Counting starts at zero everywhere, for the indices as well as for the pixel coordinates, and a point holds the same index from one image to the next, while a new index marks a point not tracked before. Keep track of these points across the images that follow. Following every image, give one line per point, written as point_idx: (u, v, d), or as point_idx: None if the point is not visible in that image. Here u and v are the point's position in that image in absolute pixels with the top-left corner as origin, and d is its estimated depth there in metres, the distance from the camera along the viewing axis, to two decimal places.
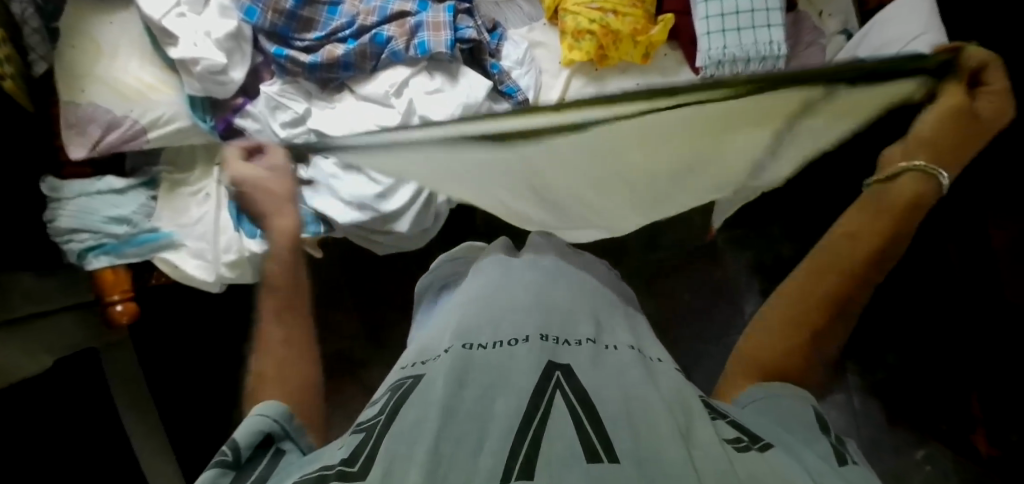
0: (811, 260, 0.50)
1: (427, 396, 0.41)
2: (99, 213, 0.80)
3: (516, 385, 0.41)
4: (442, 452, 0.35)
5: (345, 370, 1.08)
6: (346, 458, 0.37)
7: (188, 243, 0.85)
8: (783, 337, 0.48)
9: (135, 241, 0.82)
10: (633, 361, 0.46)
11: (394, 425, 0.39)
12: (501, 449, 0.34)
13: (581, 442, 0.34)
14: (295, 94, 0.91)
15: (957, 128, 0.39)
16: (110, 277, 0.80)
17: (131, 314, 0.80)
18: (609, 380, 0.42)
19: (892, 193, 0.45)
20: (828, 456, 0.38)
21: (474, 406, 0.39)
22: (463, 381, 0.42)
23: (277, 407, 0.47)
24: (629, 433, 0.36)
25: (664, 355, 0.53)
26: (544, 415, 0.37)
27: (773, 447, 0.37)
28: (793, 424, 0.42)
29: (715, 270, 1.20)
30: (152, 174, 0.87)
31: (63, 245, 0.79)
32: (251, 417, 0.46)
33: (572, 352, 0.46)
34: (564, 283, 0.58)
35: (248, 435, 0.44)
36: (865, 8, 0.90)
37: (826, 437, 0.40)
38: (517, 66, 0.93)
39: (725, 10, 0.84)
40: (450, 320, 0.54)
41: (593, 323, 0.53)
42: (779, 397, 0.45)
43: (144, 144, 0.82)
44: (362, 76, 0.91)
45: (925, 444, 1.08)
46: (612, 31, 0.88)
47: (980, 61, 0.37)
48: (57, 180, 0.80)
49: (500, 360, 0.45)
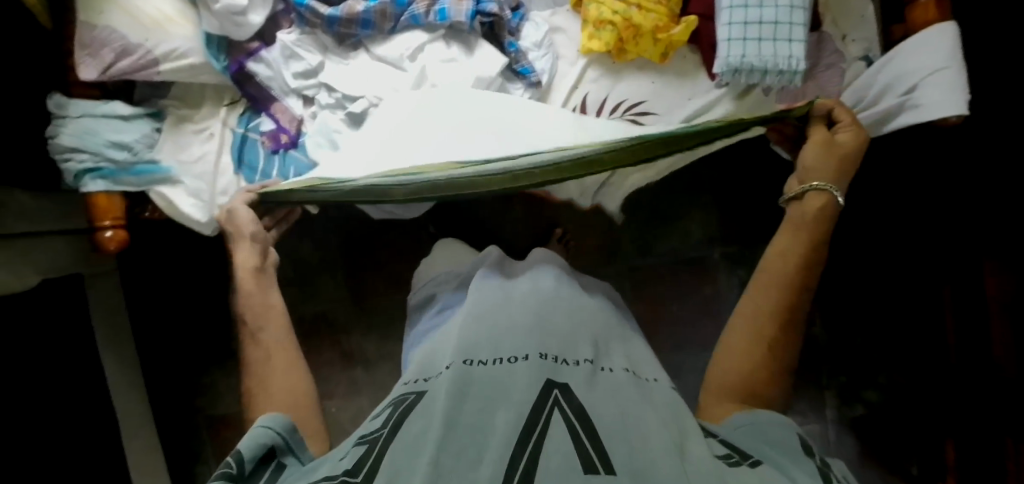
0: (752, 285, 0.60)
1: (432, 410, 0.49)
2: (102, 137, 0.80)
3: (516, 399, 0.48)
4: (444, 461, 0.42)
5: (327, 330, 1.14)
6: (350, 468, 0.46)
7: (185, 181, 0.85)
8: (745, 356, 0.57)
9: (132, 170, 0.82)
10: (626, 381, 0.53)
11: (399, 436, 0.47)
12: (499, 460, 0.41)
13: (577, 455, 0.41)
14: (311, 46, 0.82)
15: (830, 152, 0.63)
16: (104, 201, 0.81)
17: (120, 241, 0.82)
18: (604, 397, 0.49)
19: (807, 205, 0.62)
20: (815, 475, 0.45)
21: (474, 420, 0.47)
22: (465, 394, 0.49)
23: (281, 420, 0.54)
24: (621, 448, 0.43)
25: (660, 374, 0.60)
26: (542, 429, 0.45)
27: (763, 464, 0.45)
28: (783, 442, 0.50)
29: (704, 283, 1.11)
30: (159, 107, 0.86)
31: (62, 164, 0.79)
32: (255, 428, 0.53)
33: (570, 372, 0.53)
34: (564, 304, 0.66)
35: (252, 449, 0.51)
36: (891, 38, 0.81)
37: (812, 460, 0.47)
38: (535, 49, 0.82)
39: (749, 17, 0.74)
40: (453, 337, 0.61)
41: (592, 345, 0.59)
42: (765, 424, 0.51)
43: (155, 75, 0.80)
44: (379, 37, 0.81)
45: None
46: (634, 25, 0.77)
47: (827, 108, 0.66)
48: (65, 98, 0.79)
49: (502, 377, 0.52)
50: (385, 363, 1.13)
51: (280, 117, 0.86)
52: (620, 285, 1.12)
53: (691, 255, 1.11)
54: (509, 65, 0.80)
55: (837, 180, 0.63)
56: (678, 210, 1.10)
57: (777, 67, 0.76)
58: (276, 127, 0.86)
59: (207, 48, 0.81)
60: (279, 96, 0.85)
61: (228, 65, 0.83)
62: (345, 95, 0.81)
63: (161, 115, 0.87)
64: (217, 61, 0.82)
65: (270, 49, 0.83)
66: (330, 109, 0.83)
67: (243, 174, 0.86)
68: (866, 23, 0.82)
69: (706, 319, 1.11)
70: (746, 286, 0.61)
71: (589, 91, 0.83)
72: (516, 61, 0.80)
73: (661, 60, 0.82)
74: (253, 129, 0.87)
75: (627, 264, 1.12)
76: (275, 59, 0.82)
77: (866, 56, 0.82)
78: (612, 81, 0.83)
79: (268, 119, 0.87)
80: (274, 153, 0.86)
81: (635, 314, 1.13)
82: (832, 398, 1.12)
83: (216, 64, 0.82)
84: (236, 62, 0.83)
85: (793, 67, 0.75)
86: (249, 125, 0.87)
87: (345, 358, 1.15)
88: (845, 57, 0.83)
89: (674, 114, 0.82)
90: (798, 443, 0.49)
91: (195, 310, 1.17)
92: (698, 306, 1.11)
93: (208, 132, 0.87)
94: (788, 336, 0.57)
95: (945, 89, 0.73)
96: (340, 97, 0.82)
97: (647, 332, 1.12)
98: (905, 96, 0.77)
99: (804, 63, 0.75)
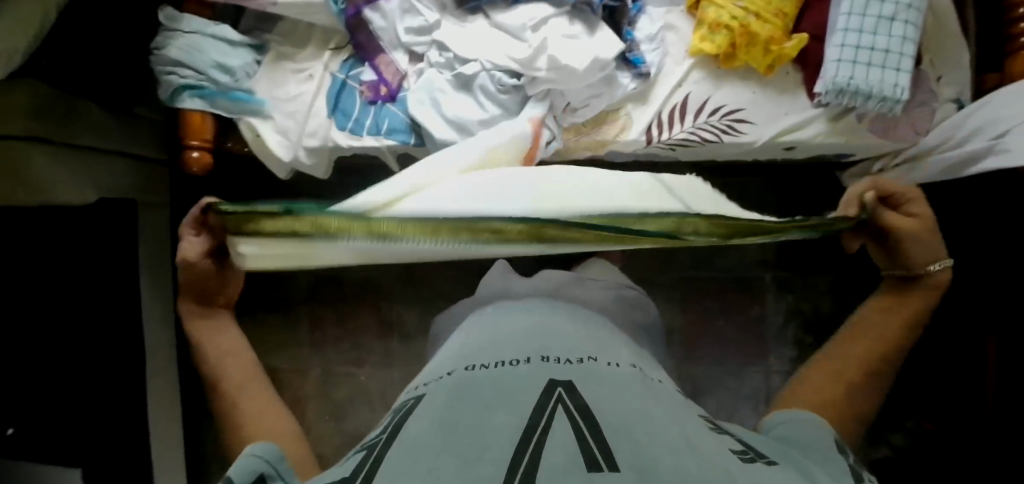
0: (840, 335, 0.54)
1: (425, 416, 0.42)
2: (208, 57, 0.79)
3: (518, 403, 0.42)
4: (435, 465, 0.34)
5: (370, 297, 1.13)
6: (346, 477, 0.37)
7: (276, 118, 0.84)
8: (830, 387, 0.49)
9: (229, 96, 0.82)
10: (632, 379, 0.47)
11: (393, 440, 0.40)
12: (500, 458, 0.34)
13: (582, 453, 0.34)
14: (430, 3, 0.83)
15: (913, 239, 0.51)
16: (196, 120, 0.81)
17: (201, 164, 0.83)
18: (610, 393, 0.43)
19: (911, 286, 0.52)
20: (845, 475, 0.38)
21: (471, 423, 0.40)
22: (464, 400, 0.43)
23: (271, 448, 0.41)
24: (630, 444, 0.36)
25: (664, 375, 0.55)
26: (544, 425, 0.38)
27: (783, 463, 0.38)
28: (814, 445, 0.42)
29: (751, 306, 1.13)
30: (262, 40, 0.86)
31: (163, 76, 0.78)
32: (243, 456, 0.39)
33: (571, 371, 0.47)
34: (569, 315, 0.61)
35: (243, 473, 0.37)
36: (982, 86, 0.86)
37: (844, 458, 0.40)
38: (648, 41, 0.84)
39: (862, 42, 0.78)
40: (453, 353, 0.56)
41: (597, 343, 0.54)
42: (797, 422, 0.46)
43: (269, 6, 0.79)
44: (501, 4, 0.82)
45: None
46: (750, 33, 0.80)
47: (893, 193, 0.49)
48: (177, 12, 0.78)
49: (498, 379, 0.46)
50: (422, 338, 1.12)
51: (383, 69, 0.85)
52: (669, 295, 1.15)
53: (743, 274, 1.13)
54: (623, 52, 0.82)
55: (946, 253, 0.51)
56: None
57: (880, 93, 0.79)
58: (375, 79, 0.85)
59: None
60: (386, 49, 0.85)
61: (345, 9, 0.82)
62: (457, 55, 0.81)
63: (263, 49, 0.86)
64: (335, 3, 0.81)
65: None
66: (438, 68, 0.83)
67: (335, 120, 0.85)
68: (959, 68, 0.86)
69: (746, 339, 1.13)
70: (832, 337, 0.55)
71: (692, 91, 0.85)
72: (630, 49, 0.82)
73: (766, 72, 0.84)
74: (353, 77, 0.87)
75: (679, 273, 1.14)
76: (393, 10, 0.83)
77: (958, 100, 0.86)
78: (714, 84, 0.85)
79: (369, 69, 0.86)
80: (371, 104, 0.86)
81: (679, 323, 1.14)
82: None
83: (335, 6, 0.81)
84: (355, 7, 0.83)
85: (897, 96, 0.79)
86: (350, 73, 0.87)
87: (382, 326, 1.13)
88: (937, 98, 0.87)
89: (768, 126, 0.84)
90: (830, 438, 0.43)
91: None
92: (740, 325, 1.13)
93: (307, 73, 0.86)
94: (870, 383, 0.50)
95: None
96: (450, 57, 0.82)
97: (687, 344, 1.14)
98: (994, 140, 0.78)
99: (908, 93, 0.79)
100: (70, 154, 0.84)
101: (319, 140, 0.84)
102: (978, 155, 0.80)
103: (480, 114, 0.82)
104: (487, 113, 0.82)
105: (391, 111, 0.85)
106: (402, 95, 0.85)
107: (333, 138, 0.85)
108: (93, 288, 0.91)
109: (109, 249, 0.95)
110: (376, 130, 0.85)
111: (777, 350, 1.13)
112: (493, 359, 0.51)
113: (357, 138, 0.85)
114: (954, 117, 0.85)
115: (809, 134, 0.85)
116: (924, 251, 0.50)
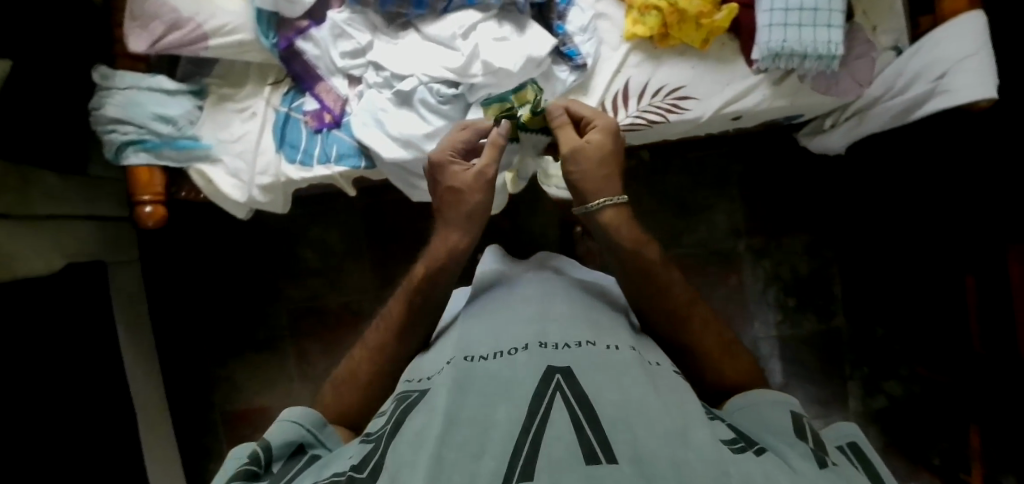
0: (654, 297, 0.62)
1: (433, 406, 0.46)
2: (147, 109, 0.80)
3: (518, 393, 0.45)
4: (445, 456, 0.39)
5: (355, 321, 1.15)
6: (355, 466, 0.43)
7: (224, 160, 0.83)
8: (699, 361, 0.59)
9: (175, 144, 0.81)
10: (630, 363, 0.50)
11: (401, 433, 0.44)
12: (502, 453, 0.39)
13: (581, 442, 0.39)
14: (360, 25, 0.83)
15: (607, 148, 0.68)
16: (144, 174, 0.81)
17: (158, 218, 0.82)
18: (607, 380, 0.46)
19: (609, 225, 0.65)
20: (811, 457, 0.42)
21: (476, 414, 0.43)
22: (466, 391, 0.46)
23: (312, 415, 0.53)
24: (626, 433, 0.40)
25: (662, 358, 0.56)
26: (544, 416, 0.42)
27: (768, 450, 0.43)
28: (781, 427, 0.48)
29: (729, 277, 1.18)
30: (201, 85, 0.86)
31: (105, 136, 0.78)
32: (283, 420, 0.51)
33: (571, 356, 0.50)
34: (565, 297, 0.63)
35: (282, 444, 0.48)
36: (918, 30, 0.87)
37: (805, 443, 0.45)
38: (581, 33, 0.84)
39: (790, 4, 0.78)
40: (453, 341, 0.59)
41: (593, 329, 0.56)
42: (772, 404, 0.51)
43: (202, 51, 0.80)
44: (431, 17, 0.83)
45: (915, 476, 1.14)
46: (679, 10, 0.80)
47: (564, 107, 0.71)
48: (109, 69, 0.79)
49: (499, 368, 0.50)
50: None
51: (324, 97, 0.86)
52: None
53: (718, 246, 1.18)
54: (557, 46, 0.83)
55: (613, 186, 0.66)
56: (706, 203, 1.17)
57: (816, 51, 0.79)
58: (318, 107, 0.86)
59: (258, 25, 0.80)
60: (324, 76, 0.86)
61: (277, 42, 0.83)
62: (393, 73, 0.82)
63: (203, 93, 0.86)
64: (266, 38, 0.82)
65: (319, 27, 0.84)
66: (377, 88, 0.83)
67: (283, 154, 0.85)
68: (894, 16, 0.87)
69: (731, 310, 1.18)
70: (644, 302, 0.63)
71: (631, 75, 0.86)
72: (563, 43, 0.83)
73: (703, 46, 0.84)
74: (296, 109, 0.86)
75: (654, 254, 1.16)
76: (324, 38, 0.83)
77: (896, 47, 0.87)
78: (653, 66, 0.86)
79: (311, 98, 0.86)
80: (317, 133, 0.86)
81: None
82: (855, 388, 1.18)
83: (266, 41, 0.81)
84: (286, 38, 0.83)
85: (831, 52, 0.79)
86: (293, 104, 0.87)
87: None
88: (876, 47, 0.87)
89: (713, 100, 0.85)
90: (794, 421, 0.48)
91: (222, 299, 1.16)
92: (724, 297, 1.18)
93: (249, 111, 0.86)
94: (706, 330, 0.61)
95: (976, 74, 0.76)
96: (388, 76, 0.82)
97: None
98: (935, 82, 0.81)
99: (842, 48, 0.79)
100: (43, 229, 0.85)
101: (271, 176, 0.84)
102: (921, 100, 0.83)
103: (424, 128, 0.82)
104: (432, 125, 0.82)
105: (338, 137, 0.85)
106: (347, 120, 0.86)
107: (285, 172, 0.84)
108: (92, 356, 0.93)
109: (99, 313, 0.96)
110: (325, 157, 0.85)
111: (761, 314, 1.18)
112: (493, 350, 0.53)
113: (307, 169, 0.85)
114: (895, 61, 0.86)
115: (754, 101, 0.85)
116: (607, 187, 0.66)
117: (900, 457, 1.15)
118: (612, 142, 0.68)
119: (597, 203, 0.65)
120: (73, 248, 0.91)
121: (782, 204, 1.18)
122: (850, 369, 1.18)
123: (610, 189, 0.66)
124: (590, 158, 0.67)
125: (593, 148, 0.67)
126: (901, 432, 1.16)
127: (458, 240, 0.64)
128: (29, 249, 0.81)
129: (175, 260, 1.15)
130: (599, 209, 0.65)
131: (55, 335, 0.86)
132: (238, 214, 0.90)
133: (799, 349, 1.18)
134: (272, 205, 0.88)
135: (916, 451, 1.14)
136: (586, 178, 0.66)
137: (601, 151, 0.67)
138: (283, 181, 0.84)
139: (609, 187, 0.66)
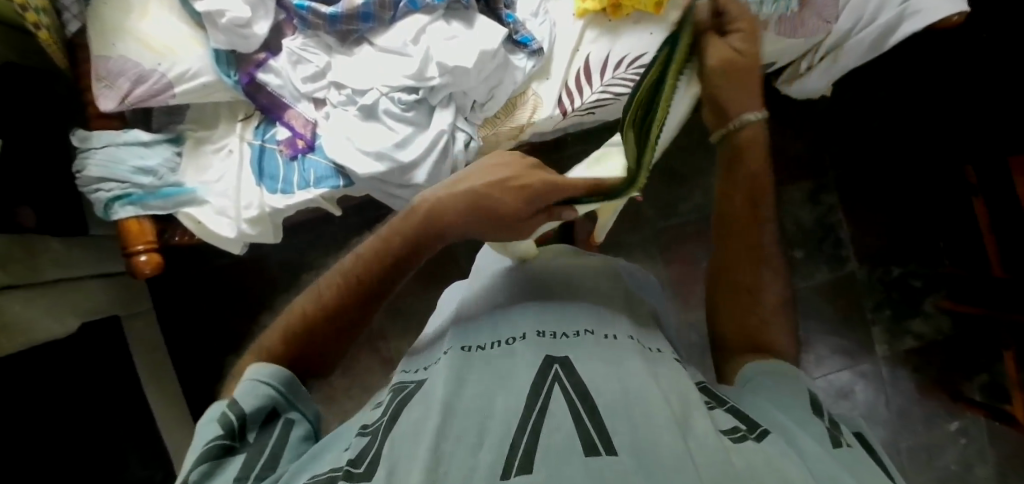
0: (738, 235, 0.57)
1: (428, 397, 0.44)
2: (127, 164, 0.82)
3: (515, 386, 0.44)
4: (442, 450, 0.38)
5: (367, 340, 1.18)
6: (351, 458, 0.40)
7: (210, 200, 0.85)
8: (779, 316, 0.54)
9: (159, 193, 0.83)
10: (630, 354, 0.48)
11: (397, 425, 0.42)
12: (501, 444, 0.38)
13: (581, 435, 0.38)
14: (315, 48, 0.86)
15: (737, 63, 0.55)
16: (135, 227, 0.82)
17: (153, 265, 0.83)
18: (607, 371, 0.45)
19: (744, 136, 0.58)
20: (822, 438, 0.41)
21: (474, 405, 0.42)
22: (463, 382, 0.45)
23: (282, 374, 0.46)
24: (625, 425, 0.39)
25: (663, 345, 0.54)
26: (543, 407, 0.41)
27: (771, 434, 0.41)
28: (795, 397, 0.46)
29: None
30: (177, 132, 0.88)
31: (92, 196, 0.81)
32: (251, 383, 0.44)
33: (569, 346, 0.49)
34: (563, 281, 0.60)
35: (253, 412, 0.43)
36: None
37: (820, 421, 0.44)
38: (533, 18, 0.88)
39: None
40: (448, 329, 0.56)
41: (593, 316, 0.54)
42: (770, 376, 0.49)
43: (170, 99, 0.82)
44: (381, 28, 0.85)
45: (959, 417, 1.09)
46: None
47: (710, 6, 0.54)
48: (87, 132, 0.82)
49: (497, 359, 0.48)
50: None
51: (294, 123, 0.87)
52: (646, 249, 1.17)
53: None
54: (510, 35, 0.85)
55: (753, 97, 0.58)
56: (694, 167, 1.16)
57: None
58: (290, 135, 0.88)
59: (217, 65, 0.84)
60: (291, 103, 0.88)
61: (239, 79, 0.85)
62: (354, 89, 0.85)
63: (180, 140, 0.88)
64: (228, 77, 0.85)
65: (277, 58, 0.86)
66: (342, 107, 0.86)
67: (264, 186, 0.87)
68: None
69: None
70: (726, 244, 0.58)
71: (591, 51, 0.87)
72: (516, 31, 0.86)
73: (657, 10, 0.84)
74: (269, 139, 0.89)
75: (651, 229, 1.17)
76: (283, 66, 0.86)
77: None
78: (612, 38, 0.86)
79: (282, 127, 0.88)
80: (292, 160, 0.88)
81: (665, 276, 1.16)
82: (881, 334, 1.13)
83: (228, 79, 0.84)
84: (246, 74, 0.85)
85: None
86: (265, 136, 0.89)
87: (386, 364, 1.18)
88: None
89: None
90: (808, 397, 0.46)
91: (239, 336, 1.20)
92: None
93: (226, 150, 0.88)
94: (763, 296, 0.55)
95: None
96: (349, 93, 0.85)
97: (683, 294, 1.15)
98: (903, 5, 0.80)
99: None
100: (62, 291, 0.87)
101: (256, 209, 0.85)
102: (894, 24, 0.81)
103: (392, 138, 0.83)
104: (398, 134, 0.83)
105: (315, 161, 0.86)
106: (319, 143, 0.88)
107: (268, 202, 0.86)
108: (121, 407, 0.96)
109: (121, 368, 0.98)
110: (304, 182, 0.86)
111: None
112: (490, 339, 0.52)
113: (290, 196, 0.86)
114: None
115: None
116: (744, 101, 0.57)
117: (939, 396, 1.11)
118: (745, 16, 0.55)
119: (738, 120, 0.57)
120: (96, 305, 0.94)
121: (775, 156, 1.16)
122: (872, 315, 1.13)
123: (741, 108, 0.57)
124: (730, 71, 0.55)
125: (738, 52, 0.55)
126: (935, 371, 1.11)
127: (456, 206, 0.50)
128: (48, 316, 0.82)
129: (187, 305, 1.19)
130: (732, 132, 0.58)
131: (76, 393, 0.88)
132: (234, 251, 0.90)
133: (814, 300, 1.14)
134: (264, 236, 0.89)
135: (955, 389, 1.09)
136: (728, 89, 0.56)
137: (748, 37, 0.55)
138: (268, 211, 0.85)
139: (747, 99, 0.57)
